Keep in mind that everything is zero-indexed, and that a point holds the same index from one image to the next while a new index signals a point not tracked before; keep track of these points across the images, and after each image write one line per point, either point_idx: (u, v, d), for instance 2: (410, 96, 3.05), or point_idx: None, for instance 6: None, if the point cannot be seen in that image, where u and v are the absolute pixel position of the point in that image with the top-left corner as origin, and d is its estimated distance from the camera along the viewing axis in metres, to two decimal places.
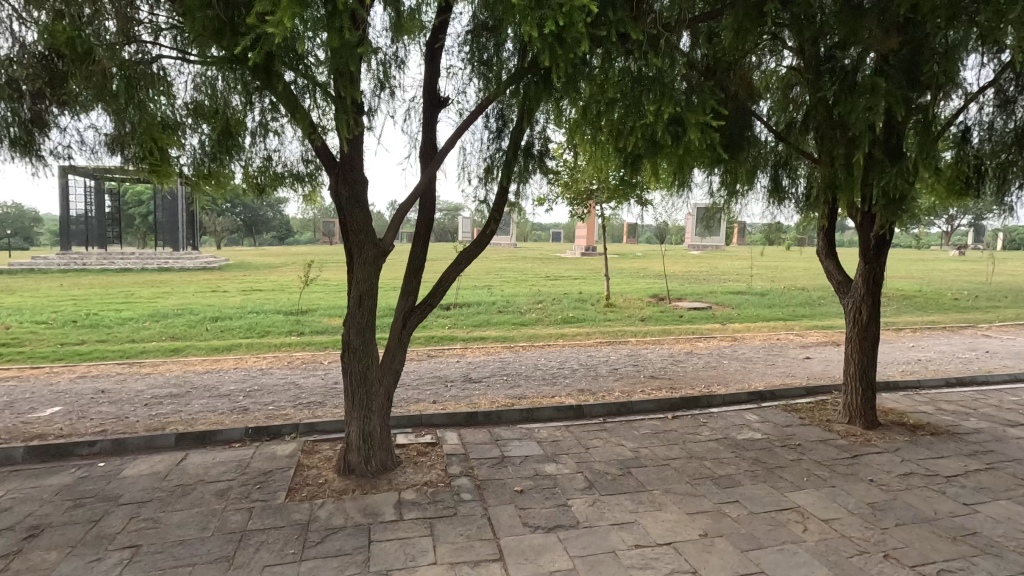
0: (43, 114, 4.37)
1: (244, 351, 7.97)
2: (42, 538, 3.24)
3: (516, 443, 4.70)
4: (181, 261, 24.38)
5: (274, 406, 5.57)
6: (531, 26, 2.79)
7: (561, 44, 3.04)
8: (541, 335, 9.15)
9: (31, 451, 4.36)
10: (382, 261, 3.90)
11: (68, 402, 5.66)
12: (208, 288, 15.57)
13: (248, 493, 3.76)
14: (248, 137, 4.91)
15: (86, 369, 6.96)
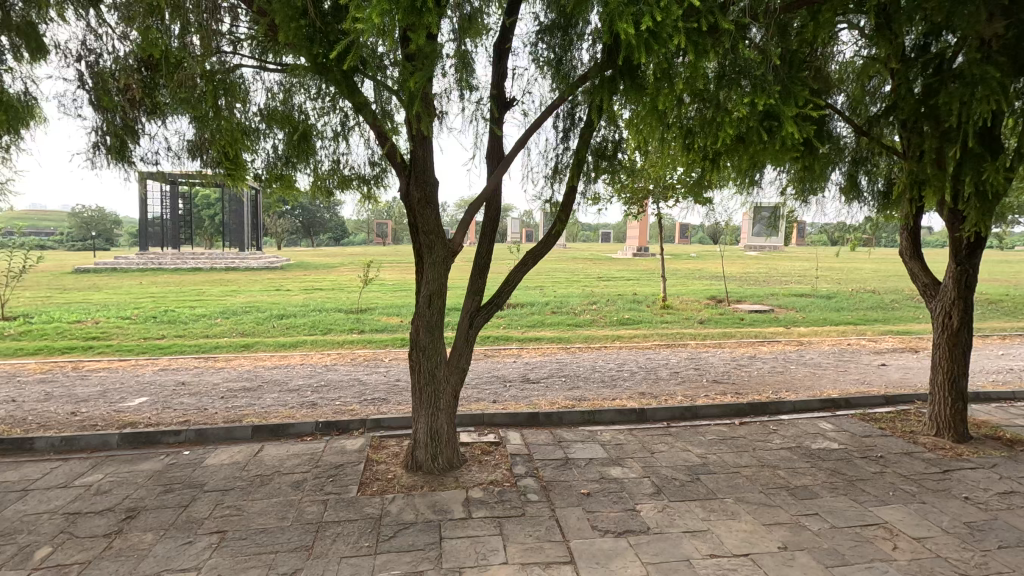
0: (134, 123, 4.65)
1: (310, 348, 8.27)
2: (138, 520, 3.46)
3: (579, 445, 4.66)
4: (246, 261, 25.63)
5: (340, 402, 5.74)
6: (626, 22, 2.74)
7: (654, 39, 2.95)
8: (597, 336, 9.06)
9: (125, 438, 4.67)
10: (451, 261, 3.95)
11: (153, 392, 6.04)
12: (272, 286, 16.26)
13: (322, 485, 3.89)
14: (319, 142, 5.08)
15: (167, 362, 7.41)
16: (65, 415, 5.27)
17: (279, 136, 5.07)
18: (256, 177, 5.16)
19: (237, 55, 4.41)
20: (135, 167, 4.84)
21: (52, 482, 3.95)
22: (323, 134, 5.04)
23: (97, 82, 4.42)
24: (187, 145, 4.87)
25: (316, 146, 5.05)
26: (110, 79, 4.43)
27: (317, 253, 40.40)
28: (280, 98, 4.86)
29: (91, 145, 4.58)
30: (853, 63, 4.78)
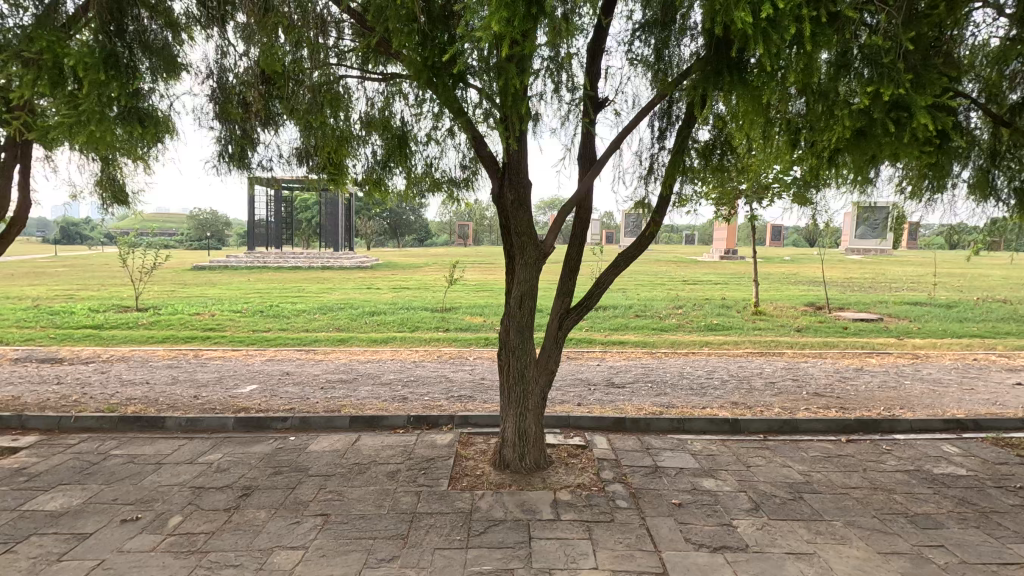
0: (251, 133, 5.07)
1: (399, 344, 8.64)
2: (252, 498, 3.76)
3: (669, 453, 4.51)
4: (340, 260, 27.23)
5: (429, 397, 5.93)
6: (742, 15, 2.62)
7: (771, 30, 2.79)
8: (684, 342, 8.76)
9: (240, 422, 5.10)
10: (542, 263, 3.96)
11: (261, 380, 6.56)
12: (363, 285, 17.20)
13: (415, 477, 4.04)
14: (414, 146, 5.29)
15: (273, 353, 8.02)
16: (189, 398, 5.84)
17: (377, 142, 5.33)
18: (355, 181, 5.45)
19: (343, 67, 4.69)
20: (251, 173, 5.27)
21: (181, 458, 4.39)
22: (417, 138, 5.24)
23: (222, 96, 4.86)
24: (295, 152, 5.24)
25: (411, 150, 5.25)
26: (232, 93, 4.84)
27: (403, 253, 42.14)
28: (379, 106, 5.11)
29: (215, 154, 5.04)
30: (987, 46, 4.29)
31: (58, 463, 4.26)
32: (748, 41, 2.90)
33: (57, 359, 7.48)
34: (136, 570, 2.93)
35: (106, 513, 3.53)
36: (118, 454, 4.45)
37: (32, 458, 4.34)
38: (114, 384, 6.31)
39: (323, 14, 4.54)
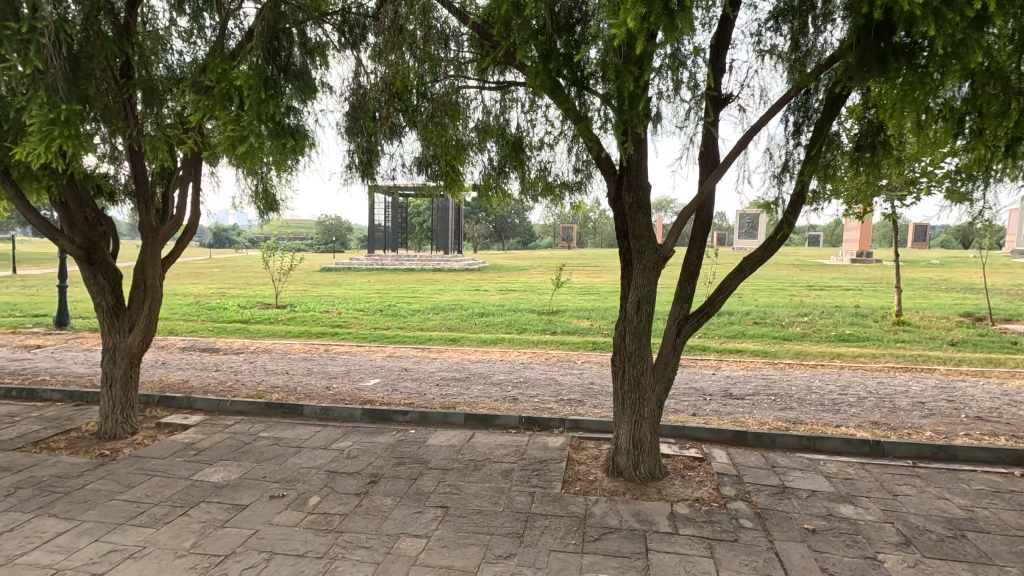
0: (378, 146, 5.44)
1: (508, 345, 8.83)
2: (379, 485, 4.03)
3: (798, 473, 4.18)
4: (450, 262, 28.42)
5: (539, 399, 5.99)
6: None
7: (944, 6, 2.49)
8: (811, 352, 8.06)
9: (366, 413, 5.49)
10: (661, 267, 3.86)
11: (383, 375, 7.03)
12: (472, 287, 17.81)
13: (529, 478, 4.10)
14: (528, 152, 5.38)
15: (393, 350, 8.56)
16: (322, 388, 6.40)
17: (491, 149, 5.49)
18: (471, 187, 5.65)
19: (463, 78, 4.91)
20: (377, 181, 5.65)
21: (317, 443, 4.82)
22: (532, 143, 5.33)
23: (354, 112, 5.29)
24: (416, 160, 5.53)
25: (526, 155, 5.36)
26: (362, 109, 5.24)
27: (508, 256, 43.01)
28: (495, 114, 5.27)
29: (347, 166, 5.46)
30: None
31: (219, 441, 4.87)
32: (913, 22, 2.61)
33: (215, 348, 8.56)
34: (283, 542, 3.26)
35: (258, 489, 3.96)
36: (265, 436, 4.98)
37: (199, 435, 5.00)
38: (261, 373, 7.09)
39: (447, 29, 4.79)
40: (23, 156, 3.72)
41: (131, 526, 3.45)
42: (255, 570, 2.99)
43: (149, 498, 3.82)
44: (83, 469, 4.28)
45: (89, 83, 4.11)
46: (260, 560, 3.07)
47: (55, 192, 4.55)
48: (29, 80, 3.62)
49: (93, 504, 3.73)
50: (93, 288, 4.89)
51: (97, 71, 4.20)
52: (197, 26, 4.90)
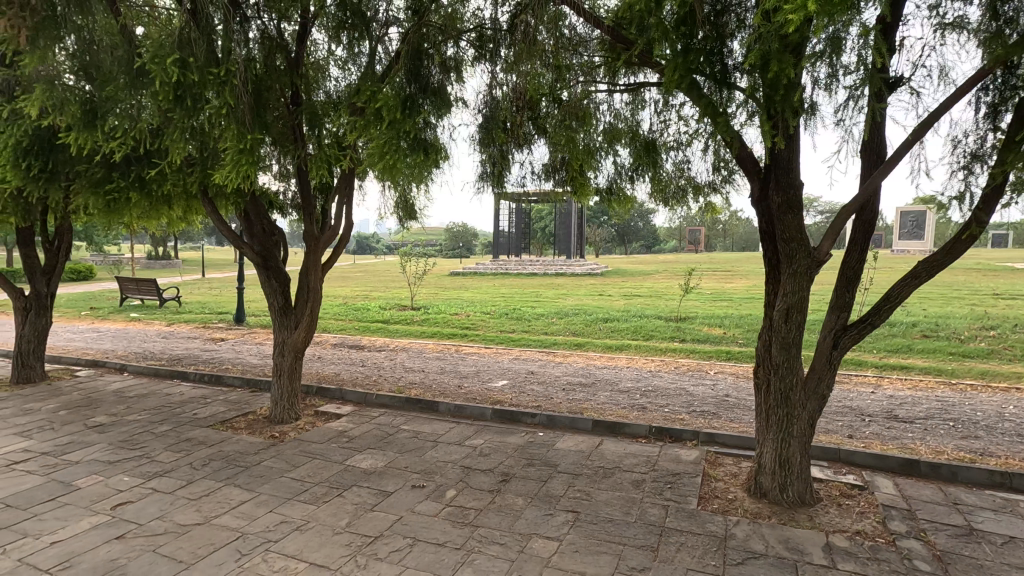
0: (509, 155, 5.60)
1: (635, 352, 8.61)
2: (510, 484, 4.13)
3: (988, 514, 3.56)
4: (572, 267, 28.46)
5: (669, 409, 5.76)
6: None
7: None
8: (1002, 373, 6.83)
9: (496, 413, 5.67)
10: (815, 272, 3.52)
11: (511, 377, 7.22)
12: (595, 292, 17.67)
13: (662, 490, 3.95)
14: (659, 153, 5.21)
15: (519, 352, 8.77)
16: (454, 387, 6.74)
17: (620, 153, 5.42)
18: (597, 190, 5.58)
19: (594, 83, 4.91)
20: (506, 188, 5.78)
21: (452, 439, 5.08)
22: (665, 143, 5.17)
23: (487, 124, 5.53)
24: (544, 167, 5.59)
25: (659, 156, 5.21)
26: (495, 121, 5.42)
27: (631, 260, 42.02)
28: (626, 117, 5.19)
29: (478, 175, 5.63)
30: None
31: (366, 430, 5.33)
32: None
33: (360, 346, 9.38)
34: (425, 530, 3.47)
35: (401, 477, 4.27)
36: (406, 429, 5.36)
37: (350, 424, 5.51)
38: (400, 370, 7.65)
39: (576, 34, 4.81)
40: (218, 179, 4.38)
41: (297, 502, 3.89)
42: (400, 554, 3.22)
43: (311, 478, 4.28)
44: (259, 448, 4.92)
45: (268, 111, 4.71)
46: (405, 545, 3.30)
47: (240, 207, 5.29)
48: (224, 114, 4.17)
49: (267, 479, 4.28)
50: (267, 289, 5.59)
51: (274, 101, 4.80)
52: (352, 54, 5.41)
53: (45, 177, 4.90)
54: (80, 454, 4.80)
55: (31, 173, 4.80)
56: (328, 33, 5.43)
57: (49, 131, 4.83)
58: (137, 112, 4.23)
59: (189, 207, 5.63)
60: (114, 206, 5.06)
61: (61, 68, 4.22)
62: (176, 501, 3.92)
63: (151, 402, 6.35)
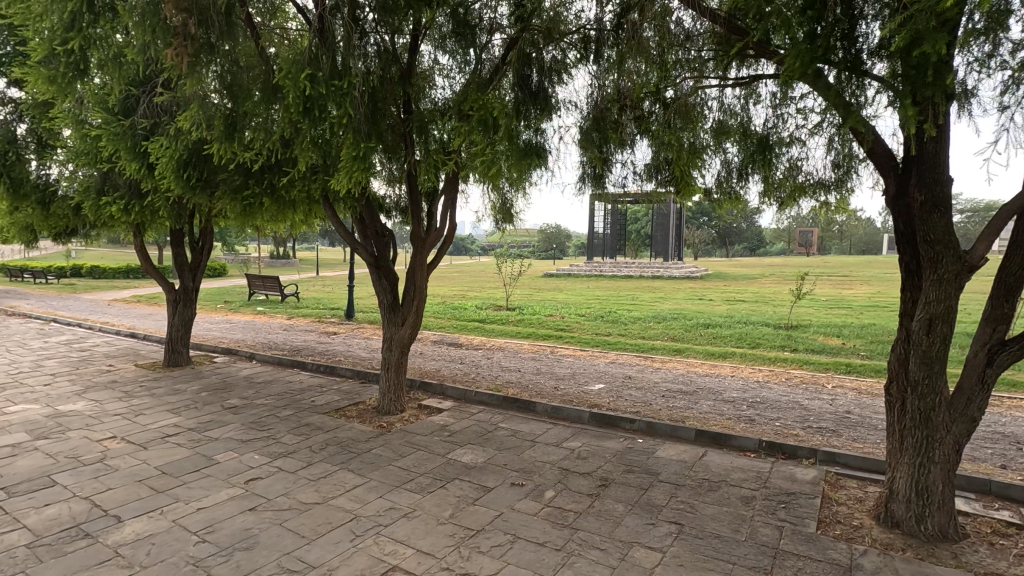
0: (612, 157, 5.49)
1: (740, 360, 8.14)
2: (610, 489, 4.07)
3: None
4: (669, 270, 27.51)
5: (781, 424, 5.37)
6: None
7: None
8: None
9: (593, 417, 5.61)
10: (965, 279, 3.12)
11: (608, 381, 7.11)
12: (695, 295, 16.95)
13: (775, 509, 3.69)
14: (773, 149, 4.87)
15: (615, 356, 8.61)
16: (551, 388, 6.75)
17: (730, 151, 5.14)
18: (703, 191, 5.33)
19: (704, 78, 4.69)
20: (607, 190, 5.69)
21: (549, 440, 5.09)
22: (780, 139, 4.84)
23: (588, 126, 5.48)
24: (647, 167, 5.43)
25: (774, 153, 4.88)
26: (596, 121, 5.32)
27: (734, 263, 39.84)
28: (737, 113, 4.93)
29: (579, 177, 5.59)
30: None
31: (467, 426, 5.49)
32: None
33: (459, 344, 9.68)
34: (525, 529, 3.51)
35: (501, 474, 4.35)
36: (504, 427, 5.45)
37: (451, 419, 5.71)
38: (497, 368, 7.81)
39: (683, 29, 4.63)
40: (337, 184, 4.71)
41: (404, 490, 4.10)
42: (501, 549, 3.27)
43: (416, 468, 4.48)
44: (370, 436, 5.25)
45: (384, 120, 4.99)
46: (506, 541, 3.36)
47: (357, 210, 5.67)
48: (345, 123, 4.49)
49: (377, 466, 4.54)
50: (378, 288, 5.96)
51: (389, 110, 5.09)
52: (459, 62, 5.61)
53: (201, 186, 5.48)
54: (219, 431, 5.38)
55: (189, 182, 5.38)
56: (436, 44, 5.67)
57: (200, 144, 5.38)
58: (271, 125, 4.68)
59: (311, 210, 6.12)
60: (250, 210, 5.63)
61: (208, 85, 4.55)
62: (299, 480, 4.27)
63: (276, 388, 6.98)
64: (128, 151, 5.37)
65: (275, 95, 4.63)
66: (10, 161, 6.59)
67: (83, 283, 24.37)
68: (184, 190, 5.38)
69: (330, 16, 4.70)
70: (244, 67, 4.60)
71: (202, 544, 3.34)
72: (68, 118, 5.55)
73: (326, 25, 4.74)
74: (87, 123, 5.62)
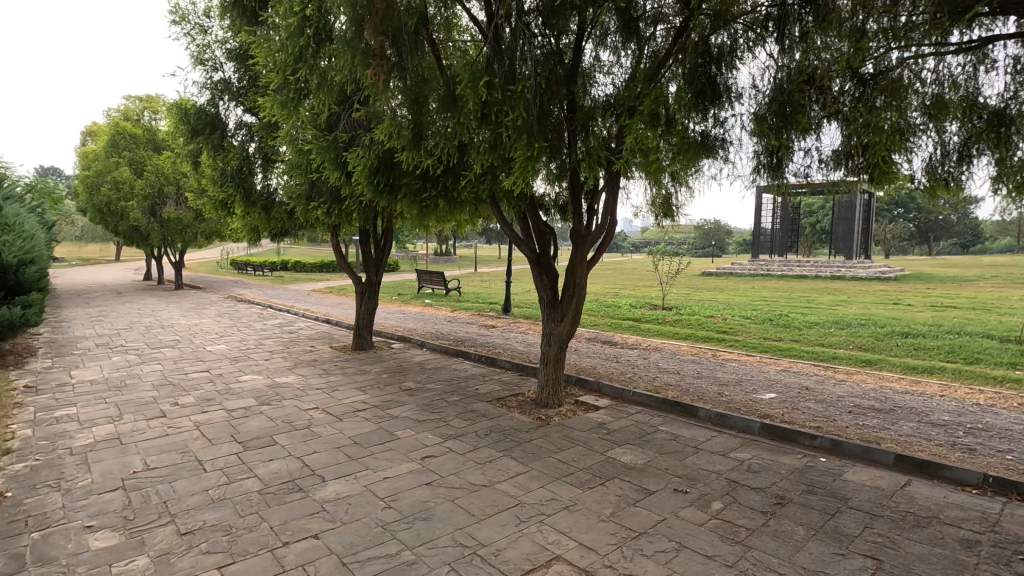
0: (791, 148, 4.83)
1: (952, 377, 6.87)
2: (788, 509, 3.71)
3: None
4: (854, 269, 24.21)
5: (1014, 457, 4.42)
6: None
7: None
8: None
9: (765, 428, 5.15)
10: None
11: (780, 390, 6.49)
12: (889, 299, 14.69)
13: (1008, 560, 3.06)
14: (1013, 123, 4.01)
15: (788, 364, 7.83)
16: (714, 394, 6.36)
17: (949, 132, 4.33)
18: (907, 179, 4.55)
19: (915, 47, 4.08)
20: (786, 180, 5.13)
21: (715, 449, 4.80)
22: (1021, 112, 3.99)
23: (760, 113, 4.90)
24: (835, 153, 4.82)
25: (1012, 129, 4.02)
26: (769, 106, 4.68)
27: (939, 262, 33.76)
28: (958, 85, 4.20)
29: (752, 168, 5.15)
30: None
31: (625, 426, 5.42)
32: None
33: (613, 342, 9.56)
34: (692, 538, 3.35)
35: (663, 478, 4.21)
36: (664, 431, 5.27)
37: (608, 417, 5.68)
38: (655, 369, 7.57)
39: None
40: (509, 183, 4.86)
41: (565, 482, 4.17)
42: (667, 556, 3.17)
43: (576, 462, 4.54)
44: (530, 427, 5.43)
45: (549, 120, 5.07)
46: (671, 548, 3.25)
47: (520, 210, 5.86)
48: (517, 125, 4.64)
49: (538, 456, 4.69)
50: (539, 284, 6.14)
51: (553, 110, 5.17)
52: (623, 58, 5.53)
53: (386, 191, 6.05)
54: (398, 410, 5.99)
55: (378, 187, 5.97)
56: (597, 41, 5.65)
57: (388, 152, 5.95)
58: (447, 131, 5.01)
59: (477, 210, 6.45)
60: (426, 211, 6.16)
61: (394, 100, 5.01)
62: (467, 462, 4.59)
63: (444, 375, 7.56)
64: (332, 161, 6.17)
65: (452, 104, 4.94)
66: (245, 174, 8.01)
67: (290, 276, 28.81)
68: (373, 194, 5.99)
69: (503, 25, 4.95)
70: (426, 79, 5.04)
71: (388, 510, 3.75)
72: (287, 137, 6.55)
73: (499, 32, 4.99)
74: (300, 140, 6.58)
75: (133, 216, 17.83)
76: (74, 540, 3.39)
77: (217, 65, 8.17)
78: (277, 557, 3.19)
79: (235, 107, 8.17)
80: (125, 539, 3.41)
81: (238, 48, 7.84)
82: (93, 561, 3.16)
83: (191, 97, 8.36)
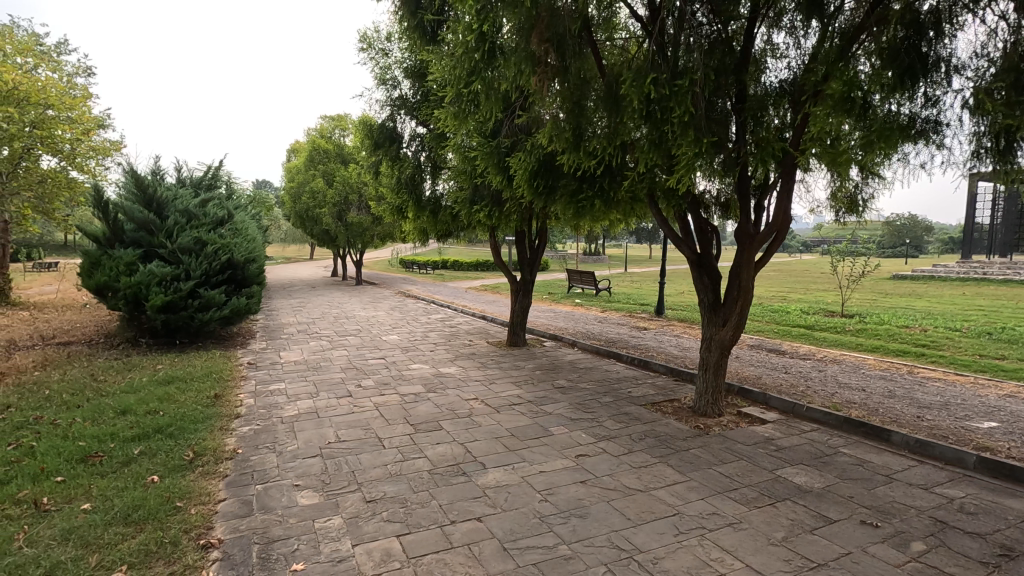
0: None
1: None
2: (1018, 564, 3.07)
3: None
4: None
5: None
6: None
7: None
8: None
9: (983, 462, 4.31)
10: None
11: (1004, 419, 5.36)
12: None
13: None
14: None
15: (1015, 388, 6.44)
16: (912, 417, 5.48)
17: None
18: None
19: None
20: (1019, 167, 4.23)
21: (914, 480, 4.14)
22: None
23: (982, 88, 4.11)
24: None
25: None
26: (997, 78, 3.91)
27: None
28: None
29: (970, 154, 4.34)
30: None
31: (797, 444, 4.92)
32: None
33: (781, 351, 8.71)
34: None
35: (846, 507, 3.75)
36: (847, 454, 4.68)
37: (777, 432, 5.21)
38: (833, 384, 6.75)
39: None
40: (672, 180, 4.68)
41: (728, 498, 3.92)
42: None
43: (740, 478, 4.24)
44: (688, 435, 5.19)
45: (716, 113, 4.79)
46: None
47: (681, 209, 5.60)
48: (684, 121, 4.45)
49: (697, 467, 4.47)
50: (700, 286, 5.84)
51: (720, 101, 4.87)
52: (803, 38, 5.02)
53: (545, 192, 6.20)
54: (552, 407, 6.12)
55: (537, 189, 6.15)
56: (771, 23, 5.21)
57: (548, 155, 6.10)
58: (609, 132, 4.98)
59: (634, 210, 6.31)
60: (582, 212, 6.13)
61: (557, 104, 5.13)
62: (622, 464, 4.53)
63: (595, 375, 7.55)
64: (495, 166, 6.50)
65: (615, 104, 4.90)
66: (417, 182, 8.81)
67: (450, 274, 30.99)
68: (533, 196, 6.17)
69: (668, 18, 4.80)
70: (587, 80, 5.11)
71: (545, 503, 3.86)
72: (454, 145, 7.04)
73: (664, 25, 4.85)
74: (466, 147, 7.06)
75: (325, 221, 20.67)
76: (286, 495, 4.04)
77: (396, 83, 9.07)
78: (445, 533, 3.47)
79: (410, 120, 8.99)
80: (323, 499, 3.96)
81: (414, 66, 8.64)
82: (301, 515, 3.73)
83: (374, 114, 9.41)
